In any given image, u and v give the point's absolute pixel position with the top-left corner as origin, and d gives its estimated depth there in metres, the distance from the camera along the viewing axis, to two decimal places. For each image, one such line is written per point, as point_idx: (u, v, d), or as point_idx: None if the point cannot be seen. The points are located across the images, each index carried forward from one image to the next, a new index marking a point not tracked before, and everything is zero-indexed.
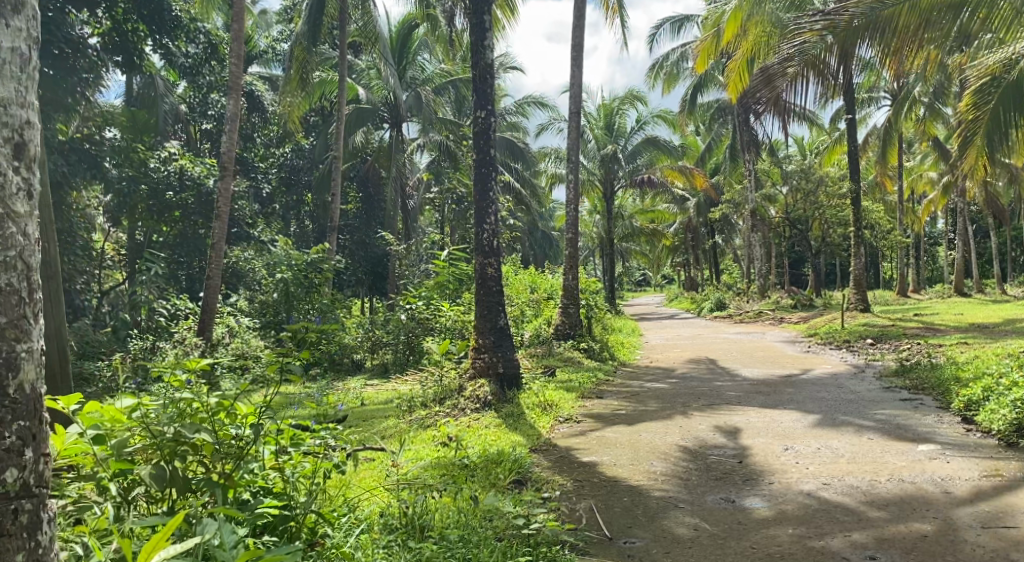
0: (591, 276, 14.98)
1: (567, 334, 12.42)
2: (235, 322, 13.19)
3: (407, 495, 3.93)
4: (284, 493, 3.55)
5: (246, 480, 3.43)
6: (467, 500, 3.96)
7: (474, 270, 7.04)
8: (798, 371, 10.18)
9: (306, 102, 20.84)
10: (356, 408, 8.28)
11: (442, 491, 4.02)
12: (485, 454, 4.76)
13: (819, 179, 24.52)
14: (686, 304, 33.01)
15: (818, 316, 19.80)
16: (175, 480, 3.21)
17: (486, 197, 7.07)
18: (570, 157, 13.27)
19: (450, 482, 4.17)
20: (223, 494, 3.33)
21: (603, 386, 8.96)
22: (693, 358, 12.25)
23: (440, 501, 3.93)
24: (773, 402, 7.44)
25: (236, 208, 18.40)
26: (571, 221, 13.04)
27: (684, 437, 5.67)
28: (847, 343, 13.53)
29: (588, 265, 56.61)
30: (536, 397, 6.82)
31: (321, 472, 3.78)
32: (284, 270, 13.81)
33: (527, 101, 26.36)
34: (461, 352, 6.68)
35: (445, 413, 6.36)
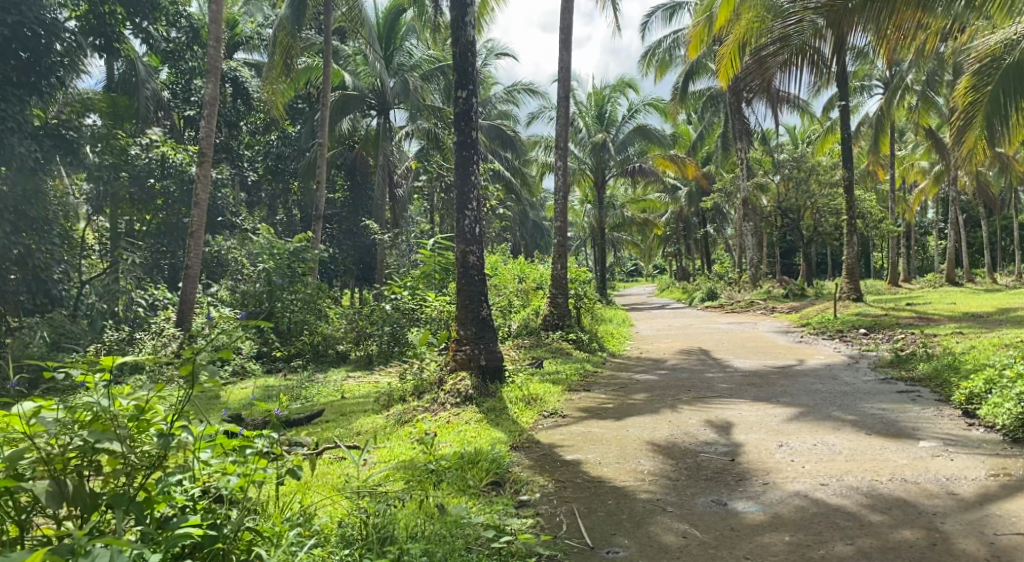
0: (580, 265, 14.69)
1: (556, 325, 12.13)
2: (215, 312, 12.87)
3: (368, 503, 3.66)
4: (217, 508, 3.27)
5: (167, 495, 3.14)
6: (434, 507, 3.69)
7: (455, 259, 6.72)
8: (791, 362, 9.94)
9: (290, 88, 20.41)
10: (334, 402, 7.98)
11: (407, 496, 3.74)
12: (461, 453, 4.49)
13: (812, 167, 24.29)
14: (677, 294, 32.81)
15: (810, 306, 19.60)
16: (78, 496, 2.94)
17: (468, 181, 6.75)
18: (559, 144, 12.95)
19: (416, 487, 3.90)
20: (143, 510, 3.06)
21: (591, 378, 8.68)
22: (684, 348, 12.00)
23: (406, 508, 3.67)
24: (766, 394, 7.19)
25: (220, 196, 18.02)
26: (560, 209, 12.74)
27: (674, 432, 5.40)
28: (840, 333, 13.30)
29: (580, 255, 56.38)
30: (519, 390, 6.53)
31: (266, 479, 3.50)
32: (265, 259, 13.47)
33: (517, 88, 25.96)
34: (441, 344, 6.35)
35: (423, 409, 6.06)
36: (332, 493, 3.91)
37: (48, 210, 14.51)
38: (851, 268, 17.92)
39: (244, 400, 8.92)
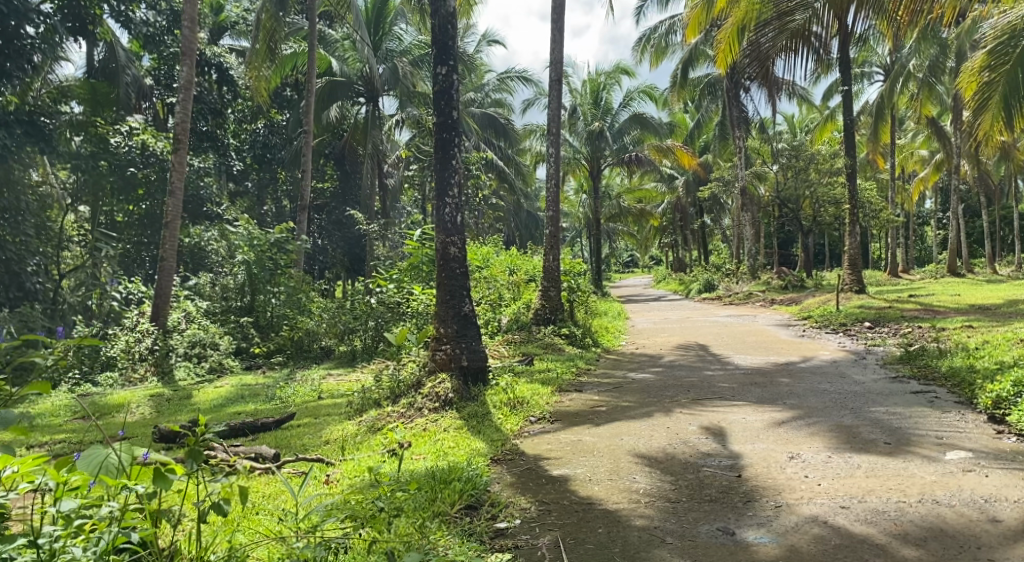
0: (574, 257, 14.18)
1: (549, 320, 11.61)
2: (192, 306, 12.33)
3: (305, 544, 3.17)
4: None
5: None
6: (384, 547, 3.18)
7: (435, 250, 6.20)
8: (795, 358, 9.46)
9: (275, 75, 19.81)
10: (310, 404, 7.46)
11: (353, 533, 3.25)
12: (433, 471, 3.96)
13: (811, 156, 23.76)
14: (674, 285, 32.36)
15: (810, 298, 19.14)
16: None
17: (448, 165, 6.21)
18: (550, 131, 12.39)
19: (369, 520, 3.38)
20: None
21: (583, 377, 8.16)
22: (681, 343, 11.51)
23: (353, 548, 3.17)
24: (773, 395, 6.70)
25: (203, 186, 17.39)
26: (552, 198, 12.20)
27: (672, 441, 4.91)
28: (843, 326, 12.83)
29: (576, 247, 55.91)
30: (505, 393, 5.99)
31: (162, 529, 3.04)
32: (245, 250, 12.86)
33: (510, 76, 25.35)
34: (419, 342, 5.79)
35: (398, 414, 5.53)
36: (274, 527, 3.42)
37: (21, 200, 13.85)
38: (852, 259, 17.39)
39: (216, 402, 8.40)
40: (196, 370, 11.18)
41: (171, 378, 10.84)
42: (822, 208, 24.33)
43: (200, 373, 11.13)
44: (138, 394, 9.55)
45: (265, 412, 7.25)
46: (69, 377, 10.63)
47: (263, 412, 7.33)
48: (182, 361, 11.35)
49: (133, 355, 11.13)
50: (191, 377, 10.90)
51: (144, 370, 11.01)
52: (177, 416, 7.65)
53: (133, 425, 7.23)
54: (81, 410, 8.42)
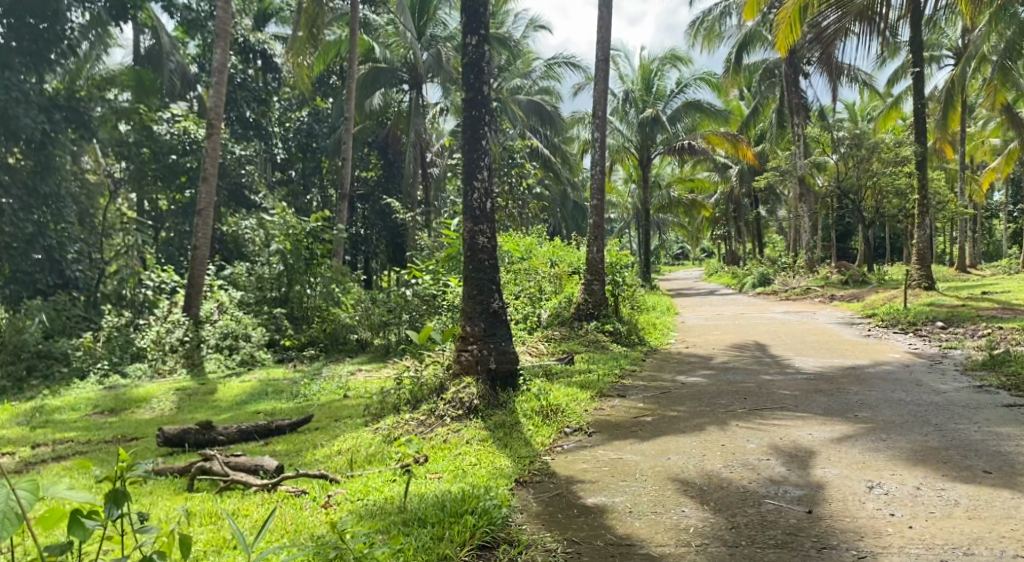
0: (620, 249, 13.44)
1: (592, 315, 10.93)
2: (225, 296, 12.06)
3: None
4: None
5: None
6: None
7: (462, 241, 5.63)
8: (862, 362, 8.61)
9: (318, 63, 19.48)
10: (333, 403, 6.99)
11: None
12: (441, 503, 3.39)
13: (873, 144, 22.42)
14: (726, 279, 31.25)
15: (873, 294, 18.00)
16: None
17: (477, 147, 5.62)
18: (596, 114, 11.69)
19: None
20: None
21: (627, 380, 7.48)
22: (734, 342, 10.73)
23: None
24: (842, 406, 5.93)
25: (246, 175, 17.15)
26: (597, 186, 11.50)
27: (728, 462, 4.25)
28: (914, 325, 11.81)
29: (625, 239, 54.82)
30: (537, 400, 5.38)
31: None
32: (280, 239, 12.43)
33: (557, 62, 24.57)
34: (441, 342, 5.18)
35: (417, 423, 4.97)
36: None
37: (63, 186, 13.50)
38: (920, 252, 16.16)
39: (239, 399, 8.00)
40: (226, 362, 10.90)
41: (201, 370, 10.57)
42: (885, 199, 22.96)
43: (230, 365, 10.83)
44: (163, 387, 9.27)
45: (288, 413, 6.82)
46: (99, 367, 10.45)
47: (282, 413, 6.87)
48: (213, 353, 11.08)
49: (164, 346, 10.93)
50: (221, 370, 10.60)
51: (174, 362, 10.76)
52: (197, 415, 7.25)
53: (149, 424, 6.84)
54: (102, 404, 8.13)
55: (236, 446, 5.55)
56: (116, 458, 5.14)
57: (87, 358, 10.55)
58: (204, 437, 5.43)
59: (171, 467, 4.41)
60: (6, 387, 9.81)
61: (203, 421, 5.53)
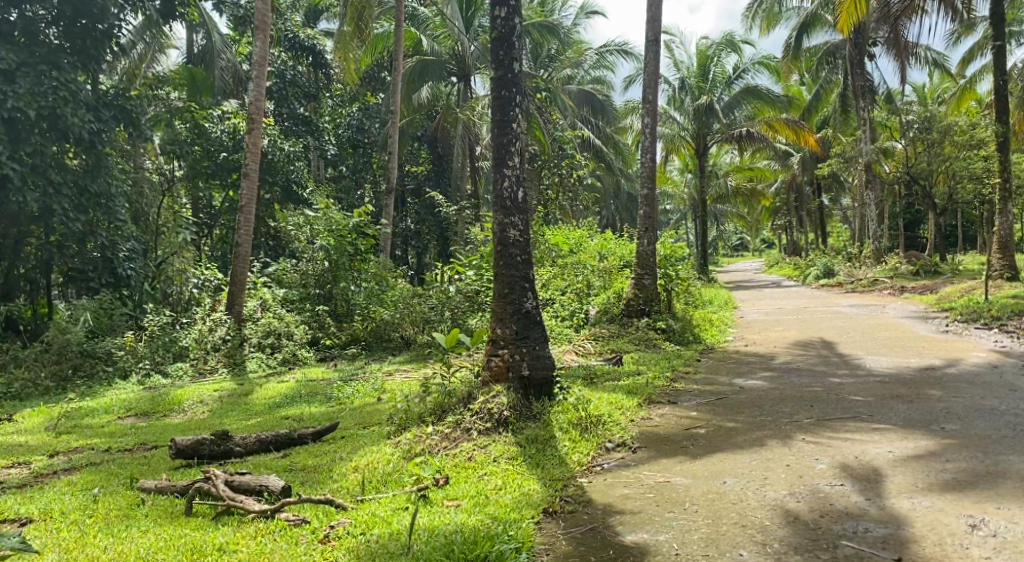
0: (674, 241, 12.72)
1: (642, 312, 10.31)
2: (268, 294, 11.85)
3: None
4: None
5: None
6: None
7: (492, 234, 5.14)
8: (942, 361, 7.80)
9: (364, 57, 19.23)
10: (365, 407, 6.64)
11: None
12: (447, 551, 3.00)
13: (947, 126, 20.98)
14: (788, 270, 30.00)
15: (949, 285, 16.79)
16: None
17: (507, 130, 5.12)
18: (647, 98, 11.03)
19: None
20: None
21: (679, 384, 6.86)
22: (797, 340, 9.95)
23: None
24: (926, 417, 5.19)
25: (295, 171, 16.97)
26: (648, 173, 10.86)
27: (795, 488, 3.65)
28: (998, 320, 10.79)
29: (681, 229, 53.48)
30: (575, 410, 4.83)
31: None
32: (323, 235, 12.13)
33: (609, 49, 23.80)
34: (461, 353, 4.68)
35: (440, 436, 4.49)
36: None
37: (113, 185, 12.72)
38: (1003, 240, 14.86)
39: (272, 402, 7.68)
40: (267, 362, 10.69)
41: (242, 370, 10.40)
42: (960, 184, 21.53)
43: (271, 365, 10.62)
44: (201, 389, 9.08)
45: (318, 418, 6.50)
46: (140, 367, 10.34)
47: (311, 419, 6.49)
48: (255, 352, 10.93)
49: (206, 345, 10.80)
50: (262, 370, 10.40)
51: (215, 362, 10.63)
52: (225, 419, 6.95)
53: (174, 429, 6.56)
54: (137, 407, 7.95)
55: (256, 456, 5.24)
56: (125, 471, 4.87)
57: (129, 357, 10.46)
58: (219, 449, 5.11)
59: (173, 486, 4.14)
60: (50, 387, 9.77)
61: (219, 431, 5.21)
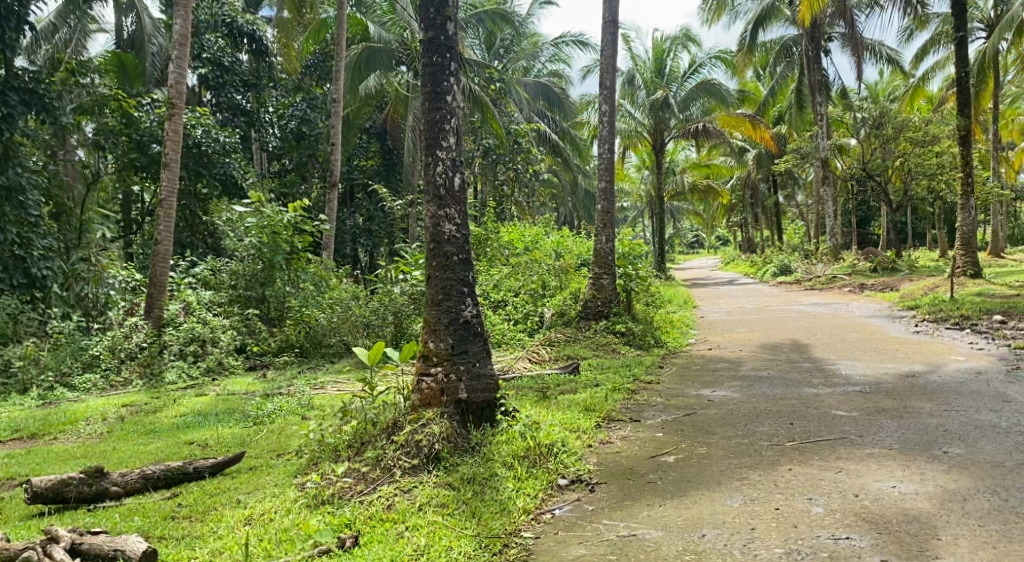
0: (633, 238, 12.04)
1: (600, 314, 9.63)
2: (193, 296, 10.76)
3: None
4: None
5: None
6: None
7: (423, 228, 4.31)
8: (920, 366, 7.24)
9: (306, 46, 17.93)
10: (283, 431, 5.81)
11: None
12: None
13: (901, 123, 20.83)
14: (744, 268, 29.77)
15: (909, 282, 16.50)
16: None
17: (440, 104, 4.32)
18: (604, 83, 10.30)
19: None
20: None
21: (642, 397, 6.17)
22: (764, 343, 9.35)
23: None
24: (923, 437, 4.55)
25: (231, 164, 15.74)
26: (606, 165, 10.12)
27: (790, 546, 3.03)
28: (967, 319, 10.35)
29: (638, 225, 53.31)
30: (521, 439, 4.03)
31: None
32: (254, 231, 11.17)
33: (564, 41, 23.08)
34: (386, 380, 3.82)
35: (356, 481, 3.67)
36: None
37: (25, 176, 11.30)
38: (965, 237, 14.54)
39: (181, 421, 6.73)
40: (189, 371, 9.67)
41: (159, 382, 9.32)
42: (915, 181, 21.16)
43: (192, 375, 9.59)
44: (106, 403, 8.01)
45: (229, 443, 5.70)
46: (42, 381, 9.20)
47: (216, 448, 5.57)
48: (176, 360, 9.88)
49: (119, 354, 9.73)
50: (181, 381, 9.36)
51: (129, 373, 9.54)
52: (121, 443, 6.00)
53: (56, 456, 5.61)
54: (25, 427, 6.89)
55: (138, 496, 4.35)
56: None
57: (29, 368, 9.24)
58: (90, 491, 4.21)
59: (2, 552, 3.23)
60: None
61: (91, 468, 4.30)
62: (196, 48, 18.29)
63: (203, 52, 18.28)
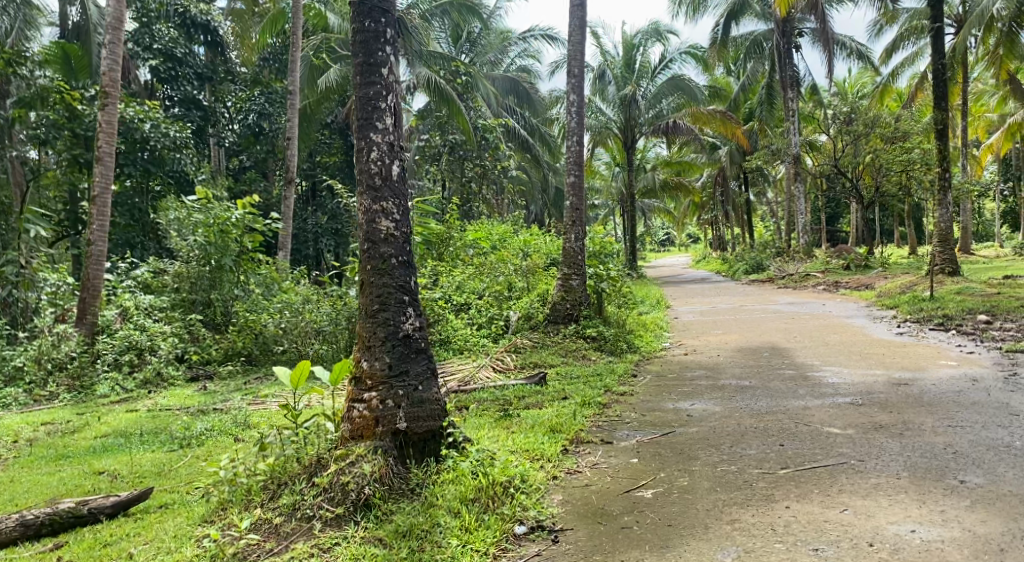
0: (604, 237, 11.46)
1: (569, 317, 9.03)
2: (131, 301, 9.94)
3: None
4: None
5: None
6: None
7: (357, 226, 3.87)
8: (911, 372, 6.75)
9: (262, 36, 17.22)
10: (209, 456, 5.12)
11: None
12: None
13: (873, 118, 20.52)
14: (716, 265, 29.45)
15: (884, 280, 16.16)
16: None
17: (373, 77, 3.87)
18: (572, 72, 9.62)
19: None
20: None
21: (614, 412, 5.58)
22: (741, 346, 8.83)
23: None
24: (932, 460, 4.01)
25: (183, 159, 14.68)
26: (574, 159, 9.49)
27: None
28: (950, 320, 9.94)
29: (609, 224, 52.86)
30: (471, 478, 3.62)
31: None
32: (200, 231, 10.43)
33: (533, 34, 22.47)
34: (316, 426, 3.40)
35: (265, 535, 3.34)
36: None
37: None
38: (942, 233, 14.19)
39: (98, 445, 5.95)
40: (123, 384, 8.84)
41: (88, 397, 8.50)
42: (885, 177, 20.74)
43: (127, 388, 8.78)
44: (22, 422, 7.10)
45: (145, 472, 4.99)
46: None
47: (127, 480, 4.84)
48: (109, 372, 9.05)
49: (46, 364, 8.83)
50: (114, 394, 8.55)
51: (55, 387, 8.70)
52: (20, 474, 5.22)
53: None
54: None
55: (15, 546, 3.72)
56: None
57: None
58: None
59: None
60: None
61: None
62: (146, 39, 17.24)
63: (154, 42, 17.25)
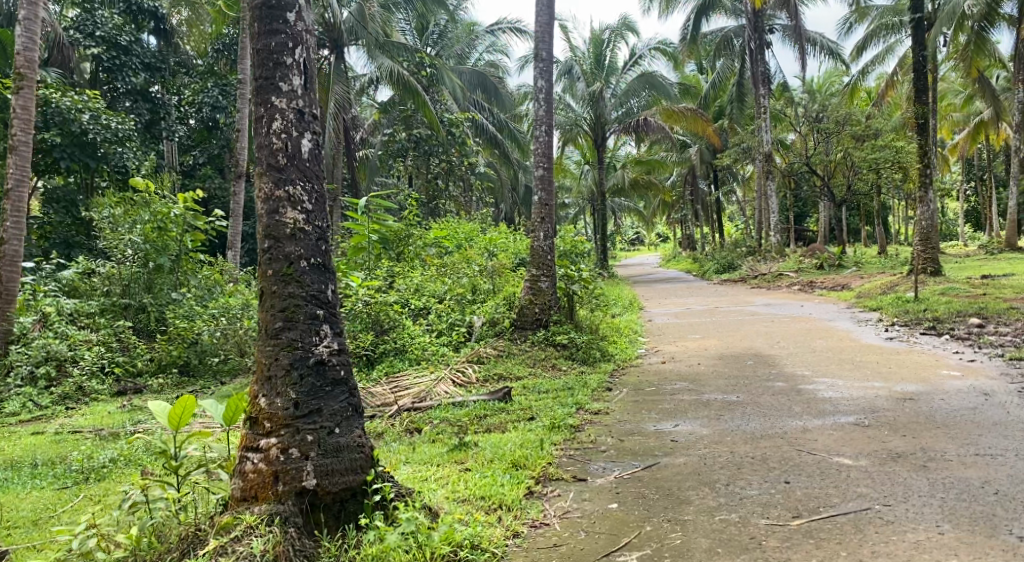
0: (574, 236, 10.70)
1: (536, 324, 8.25)
2: (51, 306, 8.85)
3: None
4: None
5: None
6: None
7: (258, 216, 3.30)
8: (915, 385, 6.09)
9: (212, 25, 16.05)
10: (101, 500, 4.25)
11: None
12: None
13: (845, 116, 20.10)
14: (686, 264, 28.96)
15: (861, 280, 15.65)
16: None
17: (274, 27, 3.29)
18: (539, 58, 8.78)
19: None
20: None
21: (587, 437, 4.82)
22: (724, 354, 8.13)
23: None
24: (974, 505, 3.31)
25: (126, 153, 13.48)
26: (541, 151, 8.70)
27: None
28: (940, 323, 9.36)
29: (578, 223, 52.21)
30: (400, 553, 3.06)
31: None
32: (139, 228, 9.59)
33: (500, 27, 21.65)
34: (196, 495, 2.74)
35: None
36: None
37: None
38: (923, 232, 13.66)
39: None
40: (37, 400, 7.83)
41: None
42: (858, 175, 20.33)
43: (41, 404, 7.76)
44: None
45: (22, 518, 4.11)
46: None
47: None
48: (22, 386, 8.00)
49: None
50: (25, 411, 7.53)
51: None
52: None
53: None
54: None
55: None
56: None
57: None
58: None
59: None
60: None
61: None
62: (88, 25, 15.94)
63: (96, 29, 15.97)
